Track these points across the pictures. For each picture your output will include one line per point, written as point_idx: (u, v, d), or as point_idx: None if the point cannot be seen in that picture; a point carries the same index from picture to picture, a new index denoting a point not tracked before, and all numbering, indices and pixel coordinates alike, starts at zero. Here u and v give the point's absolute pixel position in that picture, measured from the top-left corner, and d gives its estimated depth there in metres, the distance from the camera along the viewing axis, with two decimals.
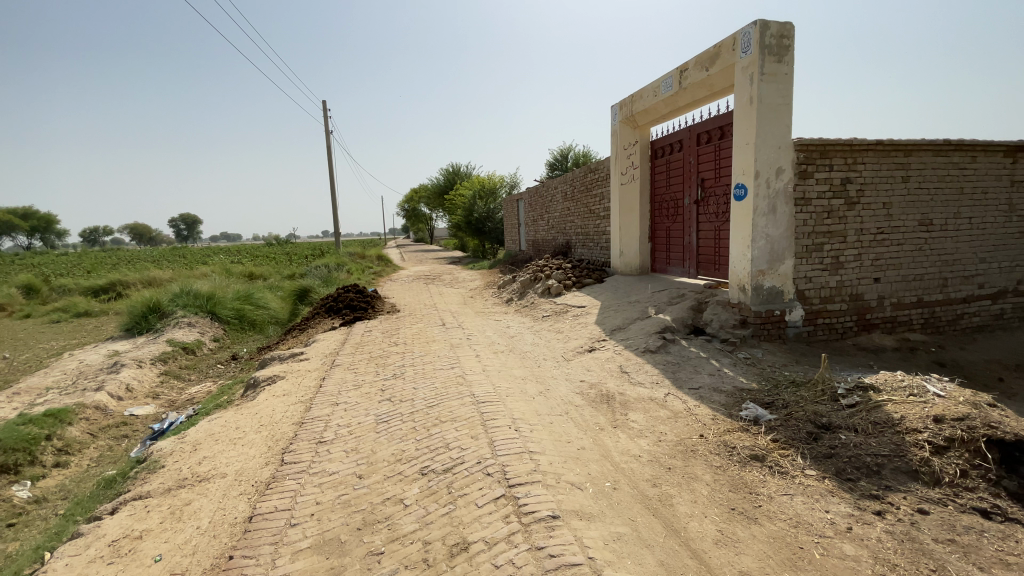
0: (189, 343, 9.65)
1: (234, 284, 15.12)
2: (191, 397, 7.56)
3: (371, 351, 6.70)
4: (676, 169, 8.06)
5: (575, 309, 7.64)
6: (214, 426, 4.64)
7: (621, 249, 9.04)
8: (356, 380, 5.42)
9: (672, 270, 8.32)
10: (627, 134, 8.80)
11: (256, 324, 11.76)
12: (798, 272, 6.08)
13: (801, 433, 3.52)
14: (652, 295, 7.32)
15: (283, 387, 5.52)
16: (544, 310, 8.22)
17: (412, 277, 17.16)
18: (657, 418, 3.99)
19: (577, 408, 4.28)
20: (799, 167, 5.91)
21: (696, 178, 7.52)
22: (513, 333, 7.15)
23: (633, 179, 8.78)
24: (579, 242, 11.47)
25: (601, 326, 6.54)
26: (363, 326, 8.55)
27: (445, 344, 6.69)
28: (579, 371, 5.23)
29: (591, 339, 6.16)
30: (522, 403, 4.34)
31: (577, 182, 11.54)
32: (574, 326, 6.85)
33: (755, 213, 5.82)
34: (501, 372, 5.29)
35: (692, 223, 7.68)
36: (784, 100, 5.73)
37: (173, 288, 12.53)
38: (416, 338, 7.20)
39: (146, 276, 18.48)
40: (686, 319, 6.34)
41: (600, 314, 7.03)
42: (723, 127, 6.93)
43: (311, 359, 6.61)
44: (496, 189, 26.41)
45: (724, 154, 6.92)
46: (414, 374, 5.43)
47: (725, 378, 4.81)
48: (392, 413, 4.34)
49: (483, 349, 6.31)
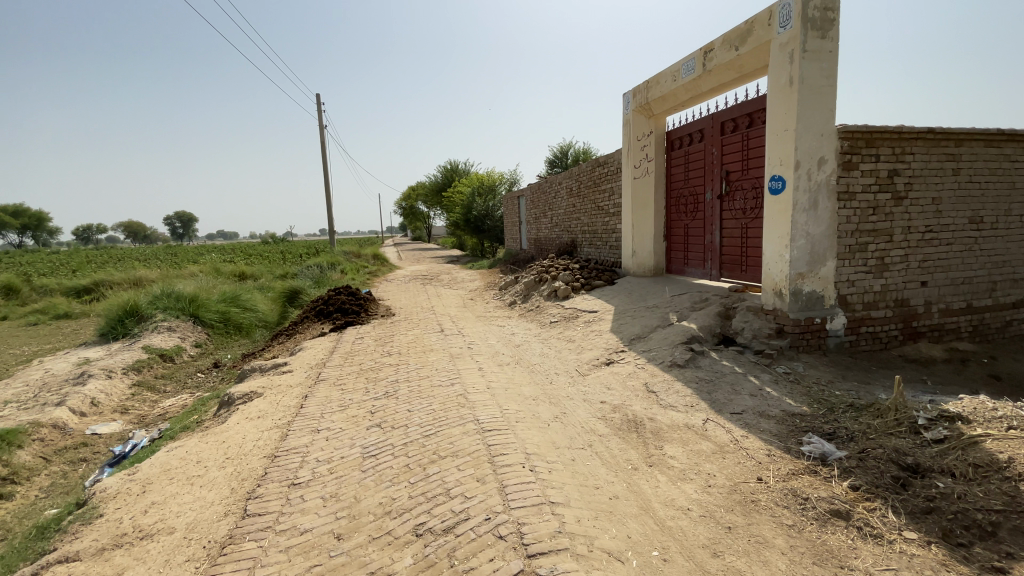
0: (167, 351, 8.94)
1: (221, 284, 14.42)
2: (163, 412, 6.87)
3: (361, 362, 6.01)
4: (697, 162, 7.40)
5: (586, 315, 6.96)
6: (172, 458, 3.96)
7: (634, 248, 8.38)
8: (342, 399, 4.73)
9: (692, 271, 7.65)
10: (641, 124, 8.13)
11: (243, 328, 11.05)
12: (841, 275, 5.42)
13: (885, 479, 2.87)
14: (671, 299, 6.66)
15: (259, 407, 4.83)
16: (552, 315, 7.54)
17: (409, 277, 16.47)
18: (700, 455, 3.32)
19: (602, 438, 3.60)
20: (844, 157, 5.24)
21: (720, 171, 6.86)
22: (519, 341, 6.47)
23: (648, 173, 8.12)
24: (586, 241, 10.80)
25: (618, 335, 5.87)
26: (354, 332, 7.86)
27: (444, 355, 5.99)
28: (598, 389, 4.55)
29: (608, 350, 5.49)
30: (536, 432, 3.67)
31: (583, 176, 10.86)
32: (587, 334, 6.17)
33: (795, 209, 5.16)
34: (509, 390, 4.60)
35: (715, 220, 7.01)
36: (828, 81, 5.06)
37: (155, 289, 11.83)
38: (412, 347, 6.52)
39: (133, 276, 17.79)
40: (714, 327, 5.68)
41: (616, 320, 6.36)
42: (752, 114, 6.26)
43: (294, 372, 5.92)
44: (496, 186, 25.69)
45: (753, 143, 6.26)
46: (408, 392, 4.75)
47: (770, 401, 4.15)
48: (381, 443, 3.65)
49: (486, 361, 5.62)
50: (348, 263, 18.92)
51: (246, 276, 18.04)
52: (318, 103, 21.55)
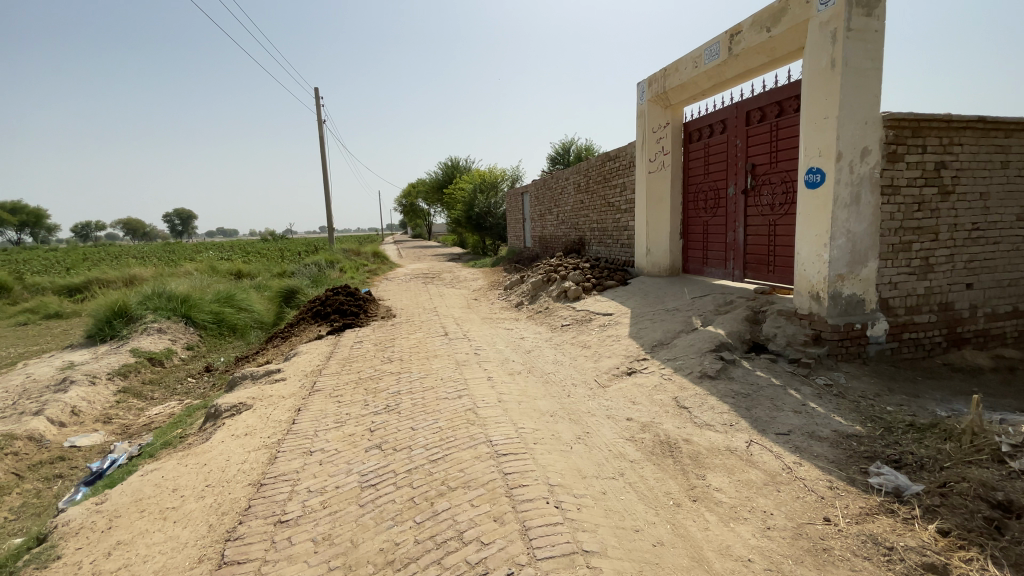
0: (156, 354, 8.47)
1: (216, 282, 13.94)
2: (149, 421, 6.41)
3: (359, 369, 5.55)
4: (718, 155, 6.94)
5: (601, 318, 6.51)
6: (147, 483, 3.51)
7: (648, 246, 7.93)
8: (338, 414, 4.28)
9: (712, 272, 7.20)
10: (657, 115, 7.67)
11: (237, 329, 10.58)
12: (883, 277, 4.99)
13: (977, 520, 2.40)
14: (693, 302, 6.23)
15: (246, 422, 4.37)
16: (563, 318, 7.08)
17: (410, 275, 16.02)
18: (751, 488, 2.88)
19: (634, 465, 3.16)
20: (889, 147, 4.80)
21: (745, 164, 6.41)
22: (530, 347, 6.01)
23: (664, 167, 7.66)
24: (595, 238, 10.34)
25: (638, 341, 5.42)
26: (353, 335, 7.40)
27: (449, 362, 5.53)
28: (622, 404, 4.10)
29: (628, 358, 5.05)
30: (558, 457, 3.23)
31: (592, 171, 10.40)
32: (604, 340, 5.72)
33: (835, 204, 4.73)
34: (523, 404, 4.15)
35: (738, 217, 6.57)
36: (872, 64, 4.63)
37: (146, 288, 11.37)
38: (414, 352, 6.07)
39: (127, 274, 17.33)
40: (743, 333, 5.26)
41: (634, 324, 5.91)
42: (782, 102, 5.81)
43: (287, 381, 5.46)
44: (498, 183, 25.21)
45: (783, 134, 5.80)
46: (411, 405, 4.31)
47: (817, 419, 3.72)
48: (382, 470, 3.20)
49: (496, 370, 5.17)
50: (347, 261, 18.42)
51: (242, 275, 17.56)
52: (315, 97, 20.92)
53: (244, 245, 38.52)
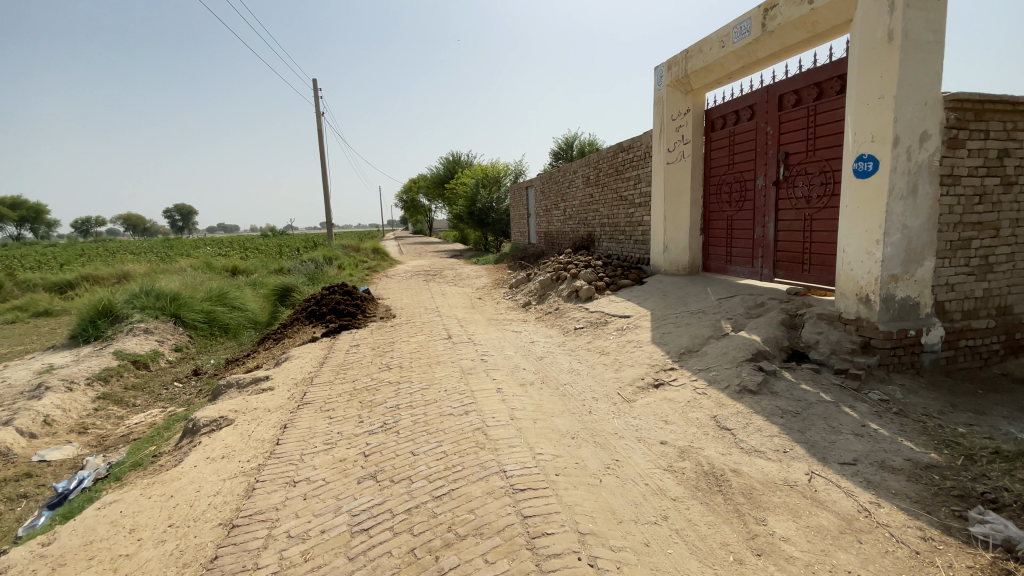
0: (140, 357, 7.95)
1: (209, 280, 13.41)
2: (127, 432, 5.89)
3: (354, 378, 5.02)
4: (745, 144, 6.40)
5: (618, 320, 5.97)
6: (102, 520, 2.98)
7: (666, 242, 7.39)
8: (328, 433, 3.75)
9: (736, 270, 6.66)
10: (676, 101, 7.12)
11: (229, 329, 10.06)
12: (939, 277, 4.46)
13: None
14: (719, 303, 5.69)
15: (225, 442, 3.86)
16: (575, 320, 6.54)
17: (410, 272, 15.48)
18: (827, 539, 2.37)
19: (678, 505, 2.64)
20: (950, 132, 4.26)
21: (776, 153, 5.87)
22: (542, 353, 5.48)
23: (683, 157, 7.12)
24: (605, 235, 9.80)
25: (662, 347, 4.89)
26: (349, 338, 6.87)
27: (453, 371, 5.00)
28: (653, 424, 3.58)
29: (654, 367, 4.53)
30: (587, 494, 2.71)
31: (603, 163, 9.85)
32: (624, 345, 5.19)
33: (890, 195, 4.19)
34: (539, 424, 3.63)
35: (768, 211, 6.04)
36: (934, 37, 4.10)
37: (135, 286, 10.84)
38: (415, 359, 5.55)
39: (121, 269, 16.84)
40: (781, 340, 4.73)
41: (656, 328, 5.37)
42: (822, 84, 5.26)
43: (275, 391, 4.94)
44: (501, 177, 24.60)
45: (823, 119, 5.26)
46: (411, 422, 3.79)
47: (884, 445, 3.22)
48: (377, 509, 2.68)
49: (506, 380, 4.63)
50: (346, 257, 17.89)
51: (239, 271, 17.03)
52: (314, 89, 20.37)
53: (245, 241, 38.01)
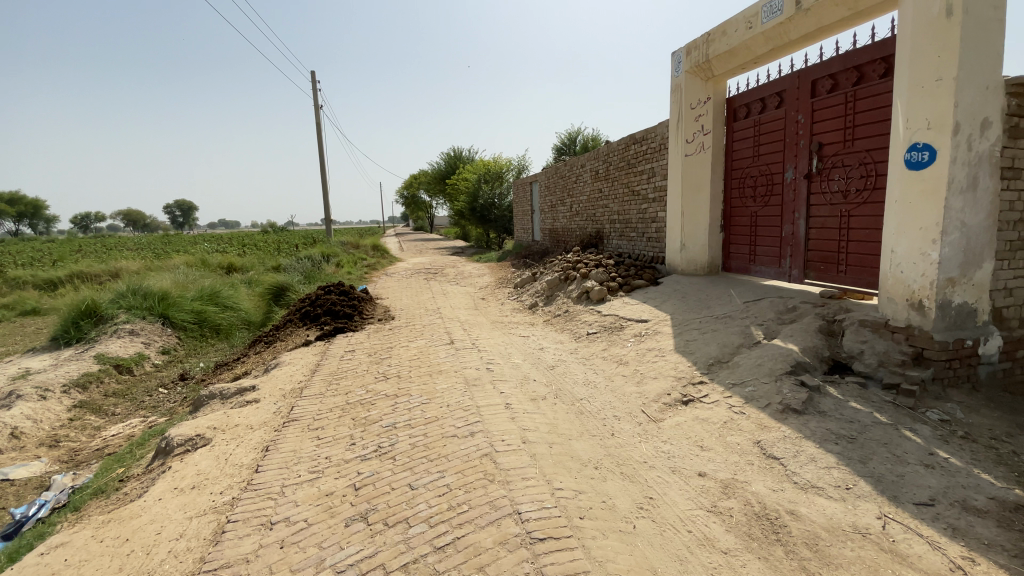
0: (123, 361, 7.51)
1: (203, 278, 12.97)
2: (103, 447, 5.47)
3: (347, 389, 4.54)
4: (771, 134, 5.91)
5: (634, 325, 5.49)
6: (43, 570, 2.54)
7: (683, 240, 6.93)
8: (314, 458, 3.28)
9: (762, 271, 6.20)
10: (696, 89, 6.63)
11: (221, 330, 9.60)
12: (998, 281, 3.97)
13: None
14: (746, 307, 5.23)
15: (198, 469, 3.41)
16: (587, 324, 6.06)
17: (411, 270, 15.01)
18: None
19: (732, 561, 2.18)
20: (1013, 119, 3.77)
21: (808, 143, 5.40)
22: (553, 361, 5.00)
23: (703, 149, 6.65)
24: (615, 232, 9.31)
25: (688, 357, 4.43)
26: (344, 343, 6.40)
27: (457, 382, 4.52)
28: (687, 451, 3.12)
29: (681, 380, 4.07)
30: (619, 546, 2.25)
31: (613, 156, 9.35)
32: (644, 353, 4.73)
33: (949, 189, 3.70)
34: (556, 449, 3.16)
35: (799, 206, 5.56)
36: (999, 11, 3.61)
37: (123, 284, 10.40)
38: (414, 367, 5.08)
39: (114, 266, 16.40)
40: (821, 350, 4.26)
41: (679, 335, 4.91)
42: (863, 66, 4.78)
43: (259, 404, 4.48)
44: (504, 172, 24.07)
45: (863, 105, 4.78)
46: (409, 446, 3.31)
47: (961, 480, 2.75)
48: (366, 565, 2.22)
49: (515, 394, 4.16)
50: (345, 255, 17.42)
51: (235, 269, 16.58)
52: (313, 81, 19.89)
53: (243, 238, 37.61)
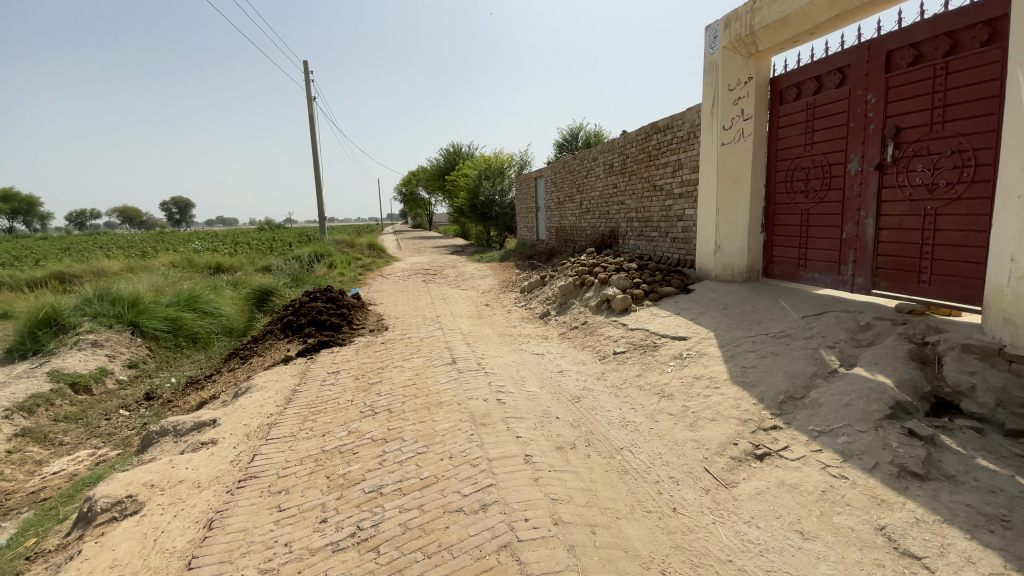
0: (81, 379, 6.61)
1: (184, 279, 12.05)
2: (39, 488, 4.58)
3: (324, 430, 3.65)
4: (830, 118, 5.04)
5: (672, 343, 4.60)
6: None
7: (718, 242, 6.07)
8: (269, 546, 2.40)
9: (814, 277, 5.34)
10: (735, 67, 5.75)
11: (198, 340, 8.69)
12: None
13: None
14: (808, 324, 4.36)
15: (115, 556, 2.52)
16: (612, 340, 5.18)
17: (408, 272, 14.13)
18: None
19: None
20: None
21: (878, 127, 4.54)
22: (577, 390, 4.12)
23: (742, 137, 5.79)
24: (632, 231, 8.44)
25: (749, 390, 3.57)
26: (328, 361, 5.51)
27: (461, 419, 3.64)
28: (785, 544, 2.24)
29: (747, 426, 3.20)
30: None
31: (631, 148, 8.46)
32: (691, 382, 3.85)
33: None
34: (602, 538, 2.28)
35: (866, 203, 4.69)
36: None
37: (92, 288, 9.47)
38: (408, 397, 4.19)
39: (94, 267, 15.42)
40: (920, 384, 3.39)
41: (731, 359, 4.04)
42: (959, 32, 3.93)
43: (216, 450, 3.59)
44: (505, 168, 23.15)
45: (957, 80, 3.93)
46: (398, 529, 2.42)
47: None
48: None
49: (536, 439, 3.26)
50: (338, 254, 16.48)
51: (222, 269, 15.62)
52: (306, 72, 18.87)
53: (236, 235, 36.62)
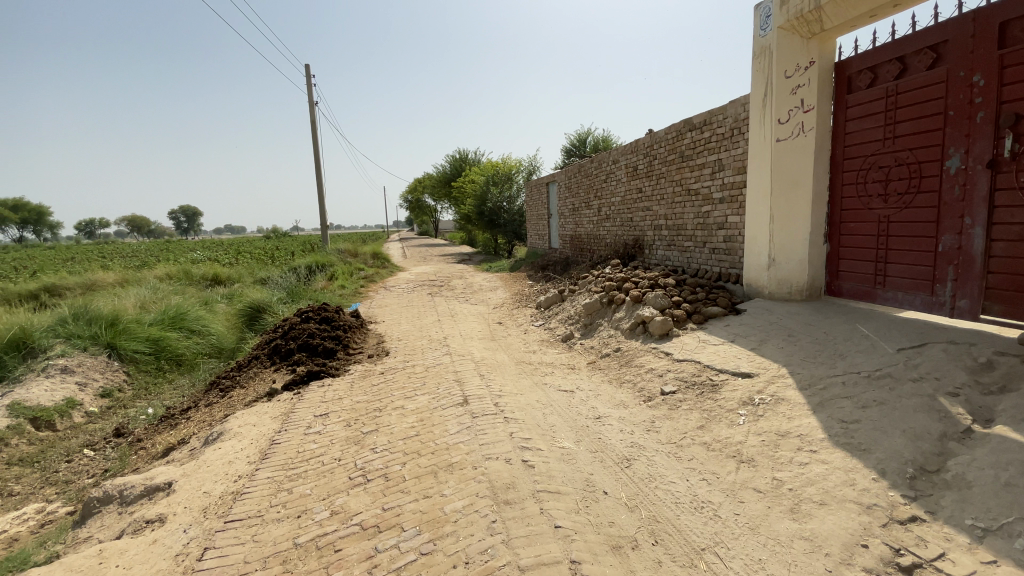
0: (43, 413, 5.81)
1: (175, 293, 11.30)
2: None
3: (302, 508, 2.81)
4: (919, 105, 4.17)
5: (735, 383, 3.73)
6: None
7: (772, 254, 5.22)
8: None
9: (898, 296, 4.46)
10: (794, 51, 4.91)
11: (183, 362, 7.92)
12: None
13: None
14: (911, 360, 3.47)
15: None
16: (656, 375, 4.32)
17: (413, 283, 13.33)
18: None
19: None
20: None
21: (989, 116, 3.67)
22: (625, 446, 3.27)
23: (803, 131, 4.94)
24: (662, 241, 7.58)
25: (860, 460, 2.68)
26: (318, 398, 4.68)
27: (477, 491, 2.78)
28: None
29: (874, 518, 2.32)
30: None
31: (659, 147, 7.61)
32: (775, 445, 2.97)
33: None
34: None
35: (973, 208, 3.80)
36: None
37: (71, 305, 8.71)
38: (409, 454, 3.33)
39: (88, 279, 14.71)
40: None
41: (822, 410, 3.16)
42: None
43: (161, 537, 2.76)
44: (514, 174, 22.36)
45: None
46: None
47: None
48: None
49: (581, 530, 2.40)
50: (341, 265, 15.71)
51: (220, 281, 14.86)
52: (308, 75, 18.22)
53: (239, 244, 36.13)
